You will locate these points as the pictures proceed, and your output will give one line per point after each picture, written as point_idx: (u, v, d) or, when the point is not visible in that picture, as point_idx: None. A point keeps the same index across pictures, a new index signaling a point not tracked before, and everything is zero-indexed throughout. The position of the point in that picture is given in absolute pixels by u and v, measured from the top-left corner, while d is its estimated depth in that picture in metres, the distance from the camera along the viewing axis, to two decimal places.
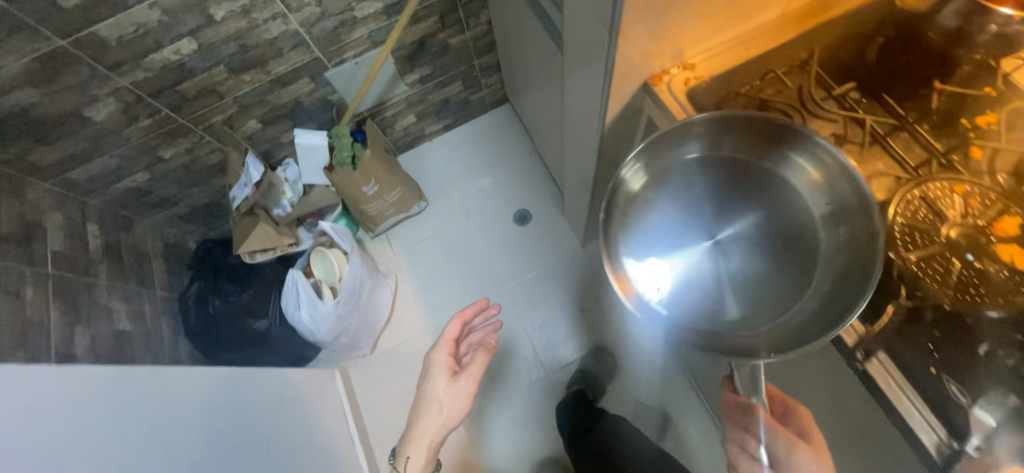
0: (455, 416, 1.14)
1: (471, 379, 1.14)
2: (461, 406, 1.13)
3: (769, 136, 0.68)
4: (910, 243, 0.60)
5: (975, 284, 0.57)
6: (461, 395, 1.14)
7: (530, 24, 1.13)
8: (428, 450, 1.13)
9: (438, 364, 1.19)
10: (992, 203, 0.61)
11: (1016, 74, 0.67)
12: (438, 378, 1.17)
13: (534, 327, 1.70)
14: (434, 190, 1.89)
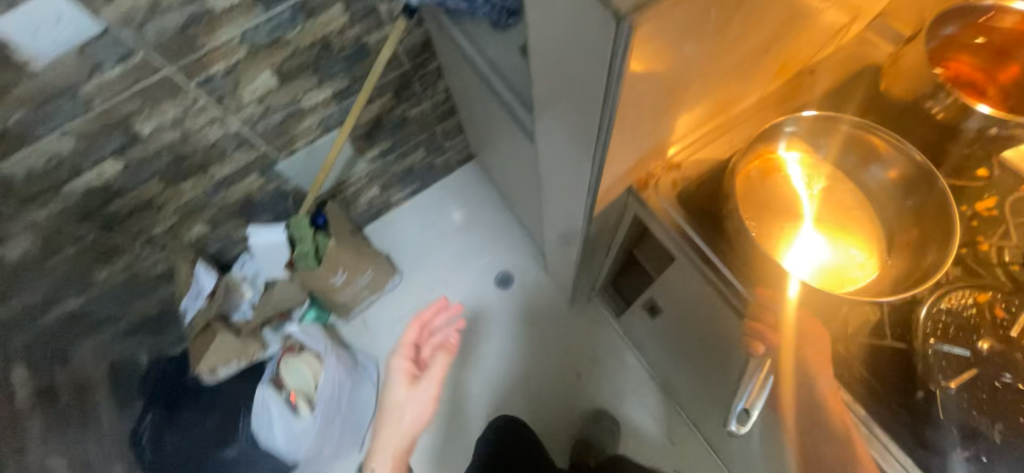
0: (420, 421, 1.19)
1: (434, 384, 1.19)
2: (424, 408, 1.19)
3: (887, 161, 0.71)
4: (948, 369, 0.65)
5: (1019, 402, 0.63)
6: (424, 398, 1.19)
7: (494, 107, 1.07)
8: (392, 459, 1.17)
9: (397, 372, 1.22)
10: (1014, 311, 0.66)
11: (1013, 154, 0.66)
12: (398, 384, 1.20)
13: (531, 397, 1.61)
14: (408, 261, 1.77)
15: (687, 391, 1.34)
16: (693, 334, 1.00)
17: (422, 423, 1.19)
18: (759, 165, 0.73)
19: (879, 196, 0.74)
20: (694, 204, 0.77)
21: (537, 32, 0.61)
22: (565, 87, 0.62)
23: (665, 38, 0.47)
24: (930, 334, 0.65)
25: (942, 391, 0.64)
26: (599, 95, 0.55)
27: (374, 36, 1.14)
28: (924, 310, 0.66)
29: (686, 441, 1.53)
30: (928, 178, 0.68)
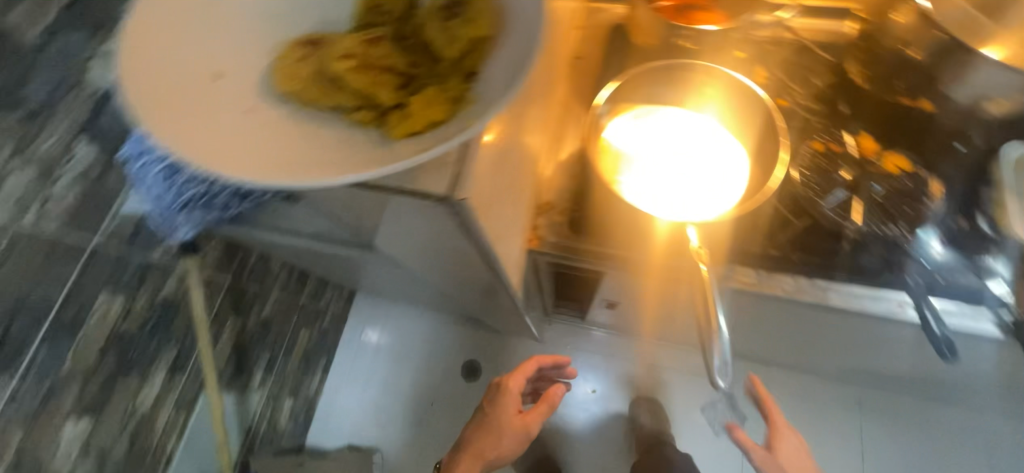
0: (504, 459, 0.90)
1: (534, 416, 0.92)
2: (513, 427, 0.89)
3: (711, 83, 0.69)
4: (842, 211, 0.65)
5: (901, 203, 0.64)
6: (521, 428, 0.90)
7: (341, 255, 0.89)
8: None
9: (511, 395, 0.91)
10: (846, 135, 0.69)
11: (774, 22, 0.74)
12: (511, 403, 0.90)
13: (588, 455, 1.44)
14: (357, 439, 1.32)
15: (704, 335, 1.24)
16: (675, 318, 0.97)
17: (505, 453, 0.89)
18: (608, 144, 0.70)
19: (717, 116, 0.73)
20: (586, 225, 0.74)
21: (349, 205, 0.53)
22: (406, 226, 0.53)
23: (486, 173, 0.41)
24: (813, 196, 0.65)
25: (859, 232, 0.64)
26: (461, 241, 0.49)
27: (168, 287, 0.85)
28: (795, 177, 0.67)
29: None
30: (734, 80, 0.66)
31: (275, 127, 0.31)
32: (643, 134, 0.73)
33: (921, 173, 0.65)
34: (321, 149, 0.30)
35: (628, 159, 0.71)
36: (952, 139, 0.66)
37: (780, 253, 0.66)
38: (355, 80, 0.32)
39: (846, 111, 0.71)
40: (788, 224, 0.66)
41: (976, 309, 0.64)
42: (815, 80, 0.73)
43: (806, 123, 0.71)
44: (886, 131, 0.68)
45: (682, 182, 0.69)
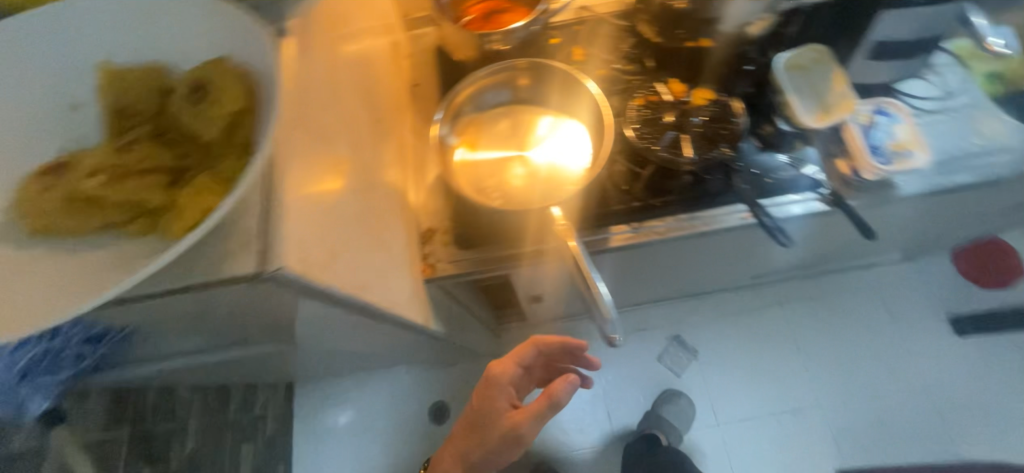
0: (494, 463, 0.78)
1: (525, 418, 0.72)
2: (500, 427, 0.74)
3: (536, 75, 0.74)
4: (675, 148, 0.72)
5: (717, 127, 0.73)
6: (510, 429, 0.74)
7: (241, 355, 0.80)
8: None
9: (498, 388, 0.78)
10: (658, 84, 0.77)
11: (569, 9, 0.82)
12: (498, 398, 0.77)
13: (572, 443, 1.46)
14: None
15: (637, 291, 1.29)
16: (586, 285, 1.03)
17: (492, 456, 0.76)
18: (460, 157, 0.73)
19: (551, 100, 0.75)
20: (469, 240, 0.74)
21: (195, 310, 0.48)
22: (267, 309, 0.49)
23: (314, 234, 0.39)
24: (649, 145, 0.73)
25: (695, 162, 0.70)
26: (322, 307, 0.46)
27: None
28: (629, 134, 0.74)
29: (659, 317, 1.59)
30: (549, 67, 0.72)
31: (8, 275, 0.29)
32: (489, 138, 0.74)
33: (724, 98, 0.74)
34: (72, 277, 0.30)
35: (485, 164, 0.73)
36: (736, 65, 0.76)
37: (639, 203, 0.72)
38: (122, 194, 0.32)
39: (649, 65, 0.78)
40: (637, 175, 0.73)
41: (811, 200, 0.71)
42: (619, 45, 0.80)
43: (623, 84, 0.78)
44: (688, 71, 0.77)
45: (540, 177, 0.71)
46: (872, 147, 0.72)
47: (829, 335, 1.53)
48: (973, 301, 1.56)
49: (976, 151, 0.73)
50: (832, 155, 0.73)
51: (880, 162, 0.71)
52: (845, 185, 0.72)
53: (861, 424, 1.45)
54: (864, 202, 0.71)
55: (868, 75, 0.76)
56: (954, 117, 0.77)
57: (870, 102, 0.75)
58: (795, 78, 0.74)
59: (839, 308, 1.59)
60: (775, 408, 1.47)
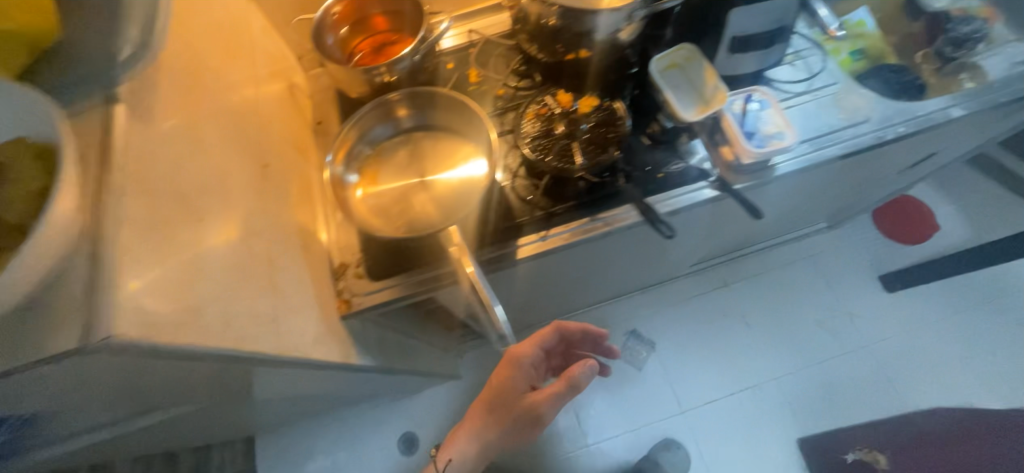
0: (509, 434, 0.88)
1: (544, 396, 0.83)
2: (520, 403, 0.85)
3: (425, 102, 0.77)
4: (567, 155, 0.75)
5: (605, 130, 0.76)
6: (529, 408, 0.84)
7: (168, 422, 0.78)
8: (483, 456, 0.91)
9: (518, 369, 0.87)
10: (547, 97, 0.81)
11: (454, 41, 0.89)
12: (518, 378, 0.86)
13: (544, 443, 1.54)
14: None
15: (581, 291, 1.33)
16: (521, 293, 1.10)
17: (512, 426, 0.87)
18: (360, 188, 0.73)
19: (444, 124, 0.77)
20: (382, 272, 0.75)
21: (74, 388, 0.47)
22: (153, 374, 0.48)
23: (166, 291, 0.40)
24: (542, 156, 0.75)
25: (586, 165, 0.73)
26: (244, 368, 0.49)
27: None
28: (523, 146, 0.76)
29: (613, 313, 1.68)
30: (434, 92, 0.75)
31: None
32: (388, 166, 0.76)
33: (608, 103, 0.78)
34: None
35: (385, 192, 0.74)
36: (615, 72, 0.81)
37: (543, 212, 0.77)
38: None
39: (538, 80, 0.85)
40: (537, 186, 0.77)
41: (701, 186, 0.77)
42: (509, 65, 0.87)
43: (517, 101, 0.84)
44: (573, 83, 0.83)
45: (440, 199, 0.72)
46: (746, 133, 0.76)
47: (767, 308, 1.67)
48: (893, 257, 1.70)
49: (835, 128, 0.81)
50: (714, 145, 0.79)
51: (755, 146, 0.75)
52: (727, 169, 0.78)
53: (807, 387, 1.56)
54: (747, 183, 0.77)
55: (742, 66, 0.81)
56: (818, 98, 0.84)
57: (738, 92, 0.80)
58: (665, 82, 0.80)
59: (776, 281, 1.70)
60: (731, 385, 1.58)
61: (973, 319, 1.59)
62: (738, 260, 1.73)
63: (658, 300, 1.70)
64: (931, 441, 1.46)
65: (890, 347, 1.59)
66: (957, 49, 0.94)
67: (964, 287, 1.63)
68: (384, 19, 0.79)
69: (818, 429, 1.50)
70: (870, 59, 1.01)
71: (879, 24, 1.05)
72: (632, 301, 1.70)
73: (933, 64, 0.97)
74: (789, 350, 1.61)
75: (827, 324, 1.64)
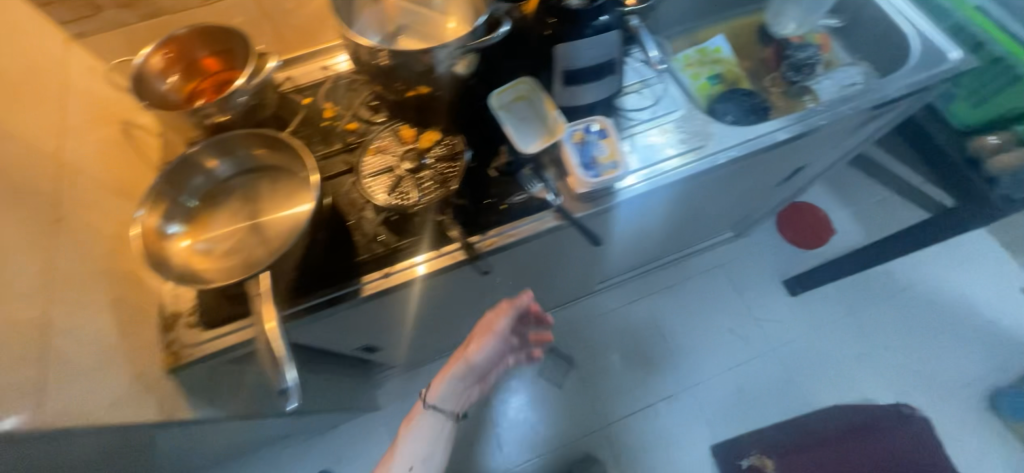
0: (479, 360, 0.87)
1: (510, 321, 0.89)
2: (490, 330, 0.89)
3: (256, 143, 0.74)
4: (406, 191, 0.75)
5: (445, 166, 0.77)
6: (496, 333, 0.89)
7: None
8: (457, 390, 0.89)
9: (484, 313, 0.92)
10: (392, 131, 0.80)
11: (309, 78, 0.89)
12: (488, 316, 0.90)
13: (465, 469, 1.52)
14: None
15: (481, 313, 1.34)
16: (407, 321, 1.09)
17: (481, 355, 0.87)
18: (185, 237, 0.70)
19: (279, 165, 0.75)
20: (216, 319, 0.71)
21: None
22: None
23: None
24: (382, 193, 0.75)
25: (424, 202, 0.74)
26: (133, 432, 0.63)
27: None
28: (363, 184, 0.76)
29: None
30: (261, 134, 0.73)
31: None
32: (221, 212, 0.73)
33: (449, 138, 0.79)
34: None
35: (216, 238, 0.71)
36: (461, 105, 0.83)
37: (386, 246, 0.76)
38: None
39: (385, 113, 0.84)
40: (379, 221, 0.76)
41: (545, 216, 0.80)
42: (361, 98, 0.86)
43: (365, 136, 0.83)
44: (420, 114, 0.83)
45: (271, 242, 0.71)
46: (583, 164, 0.78)
47: (681, 317, 1.72)
48: (796, 261, 1.79)
49: (674, 154, 0.85)
50: (557, 174, 0.82)
51: (588, 174, 0.77)
52: (569, 196, 0.81)
53: (719, 393, 1.60)
54: (588, 211, 0.80)
55: (582, 96, 0.83)
56: (661, 124, 0.88)
57: (575, 123, 0.82)
58: (512, 114, 0.83)
59: (688, 290, 1.76)
60: (649, 396, 1.60)
61: (868, 317, 1.68)
62: (653, 272, 1.78)
63: (576, 316, 1.72)
64: (830, 439, 1.53)
65: (793, 349, 1.66)
66: (797, 73, 1.01)
67: (859, 287, 1.73)
68: (216, 60, 0.78)
69: (728, 435, 1.55)
70: (725, 84, 1.07)
71: (735, 50, 1.11)
72: (553, 317, 1.71)
73: (780, 87, 1.04)
74: (702, 357, 1.66)
75: (737, 330, 1.69)
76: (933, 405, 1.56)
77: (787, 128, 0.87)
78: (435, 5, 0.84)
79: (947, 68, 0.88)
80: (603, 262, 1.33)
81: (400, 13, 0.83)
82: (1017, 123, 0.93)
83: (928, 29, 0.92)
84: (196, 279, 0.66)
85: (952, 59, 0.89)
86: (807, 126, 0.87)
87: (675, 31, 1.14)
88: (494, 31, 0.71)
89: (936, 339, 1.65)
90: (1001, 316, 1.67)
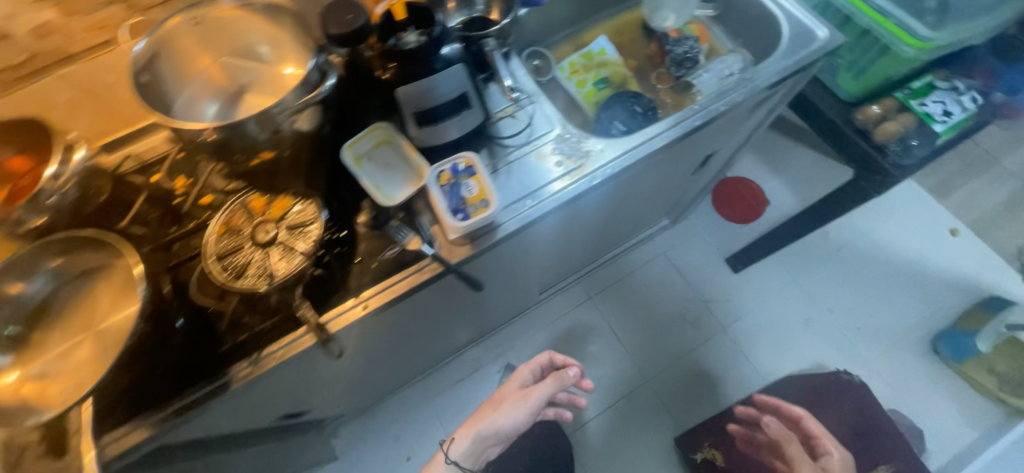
0: (503, 422, 1.13)
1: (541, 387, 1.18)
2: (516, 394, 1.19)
3: (74, 245, 0.67)
4: (257, 270, 0.68)
5: (299, 232, 0.71)
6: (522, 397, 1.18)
7: None
8: (474, 450, 1.13)
9: (521, 373, 1.25)
10: (240, 202, 0.74)
11: (150, 152, 0.80)
12: (522, 376, 1.23)
13: None
14: None
15: (418, 351, 1.29)
16: (326, 382, 1.02)
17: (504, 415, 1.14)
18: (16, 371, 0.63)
19: (104, 262, 0.67)
20: (61, 448, 0.62)
21: None
22: None
23: None
24: (230, 277, 0.68)
25: (278, 278, 0.67)
26: None
27: None
28: (207, 270, 0.68)
29: (487, 351, 1.66)
30: (75, 236, 0.66)
31: None
32: (55, 329, 0.66)
33: (302, 202, 0.73)
34: None
35: (52, 358, 0.64)
36: (315, 160, 0.77)
37: (249, 331, 0.69)
38: None
39: (231, 180, 0.76)
40: (231, 305, 0.68)
41: (422, 267, 0.74)
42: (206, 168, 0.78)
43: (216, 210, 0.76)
44: (269, 177, 0.76)
45: (104, 352, 0.63)
46: (453, 208, 0.74)
47: (631, 312, 1.70)
48: (736, 236, 1.78)
49: (552, 179, 0.81)
50: (430, 219, 0.77)
51: (460, 219, 0.73)
52: (446, 243, 0.76)
53: (676, 381, 1.60)
54: (469, 255, 0.76)
55: (444, 133, 0.78)
56: (535, 149, 0.84)
57: (443, 163, 0.77)
58: (373, 164, 0.78)
59: (635, 282, 1.73)
60: (609, 396, 1.59)
61: (811, 282, 1.69)
62: (597, 271, 1.75)
63: (527, 328, 1.69)
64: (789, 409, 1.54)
65: (743, 326, 1.66)
66: (679, 68, 0.98)
67: (801, 253, 1.73)
68: (20, 158, 0.69)
69: (689, 424, 1.54)
70: (612, 87, 1.04)
71: (620, 50, 1.08)
72: (504, 334, 1.68)
73: (668, 83, 1.01)
74: (655, 350, 1.64)
75: (686, 316, 1.68)
76: (883, 361, 1.56)
77: (667, 131, 0.84)
78: (264, 56, 0.75)
79: (817, 47, 0.87)
80: (533, 278, 1.30)
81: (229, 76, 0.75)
82: (896, 91, 0.96)
83: (794, 10, 0.91)
84: (27, 414, 0.60)
85: (821, 37, 0.87)
86: (686, 127, 0.84)
87: (557, 37, 1.10)
88: (322, 78, 0.70)
89: (880, 292, 1.65)
90: (939, 259, 1.68)
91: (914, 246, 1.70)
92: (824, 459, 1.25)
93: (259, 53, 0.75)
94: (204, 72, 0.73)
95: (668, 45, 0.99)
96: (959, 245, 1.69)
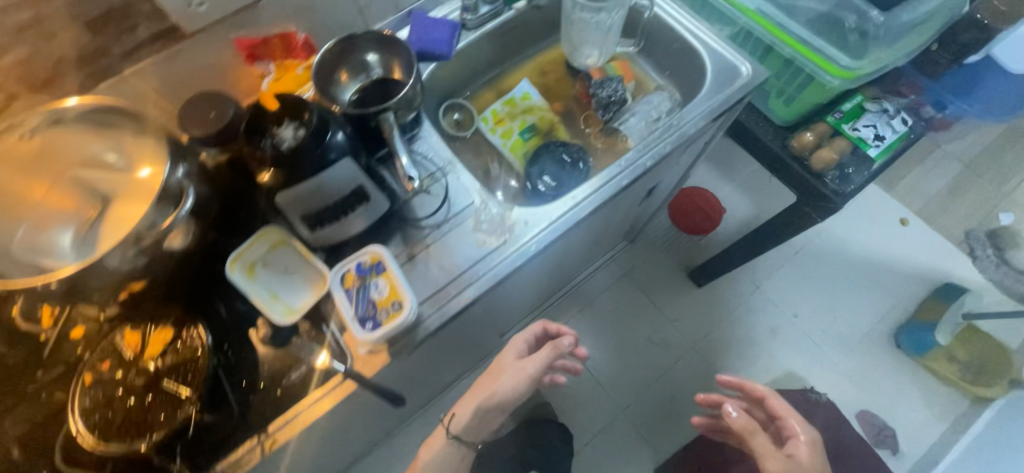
0: (497, 398, 0.96)
1: (535, 360, 0.98)
2: (513, 367, 1.00)
3: None
4: (133, 427, 0.59)
5: (183, 372, 0.62)
6: (518, 370, 0.99)
7: None
8: (474, 426, 0.99)
9: (513, 344, 1.07)
10: (114, 341, 0.64)
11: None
12: (515, 347, 1.05)
13: None
14: None
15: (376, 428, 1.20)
16: None
17: (500, 390, 0.97)
18: None
19: None
20: None
21: None
22: None
23: None
24: (100, 439, 0.59)
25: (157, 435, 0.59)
26: None
27: None
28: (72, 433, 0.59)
29: None
30: None
31: None
32: None
33: (186, 332, 0.64)
34: None
35: None
36: (194, 281, 0.68)
37: None
38: None
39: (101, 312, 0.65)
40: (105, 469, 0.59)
41: (335, 385, 0.66)
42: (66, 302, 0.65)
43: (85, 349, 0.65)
44: (145, 306, 0.65)
45: None
46: (360, 317, 0.65)
47: (598, 338, 1.64)
48: (696, 249, 1.74)
49: (475, 261, 0.74)
50: (341, 328, 0.69)
51: (370, 327, 0.65)
52: (361, 355, 0.68)
53: (649, 407, 1.56)
54: (391, 362, 0.67)
55: (348, 227, 0.70)
56: (454, 228, 0.76)
57: (345, 262, 0.68)
58: (270, 269, 0.69)
59: (601, 306, 1.68)
60: (585, 432, 1.53)
61: (774, 287, 1.67)
62: (559, 300, 1.69)
63: None
64: None
65: (712, 340, 1.63)
66: (607, 111, 0.92)
67: (761, 259, 1.71)
68: None
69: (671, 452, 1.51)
70: (540, 135, 0.98)
71: (546, 93, 1.02)
72: None
73: (596, 125, 0.96)
74: (628, 377, 1.60)
75: (655, 337, 1.64)
76: (849, 361, 1.56)
77: (595, 193, 0.77)
78: (114, 163, 0.64)
79: (742, 84, 0.82)
80: (506, 314, 1.09)
81: (76, 203, 0.63)
82: (827, 116, 0.92)
83: (715, 44, 0.86)
84: None
85: (743, 74, 0.83)
86: (614, 187, 0.77)
87: (477, 84, 1.02)
88: (183, 200, 0.61)
89: (840, 290, 1.66)
90: (893, 251, 1.69)
91: (869, 241, 1.71)
92: (791, 445, 0.90)
93: (107, 161, 0.64)
94: (43, 211, 0.61)
95: (593, 87, 0.92)
96: (910, 234, 1.71)
